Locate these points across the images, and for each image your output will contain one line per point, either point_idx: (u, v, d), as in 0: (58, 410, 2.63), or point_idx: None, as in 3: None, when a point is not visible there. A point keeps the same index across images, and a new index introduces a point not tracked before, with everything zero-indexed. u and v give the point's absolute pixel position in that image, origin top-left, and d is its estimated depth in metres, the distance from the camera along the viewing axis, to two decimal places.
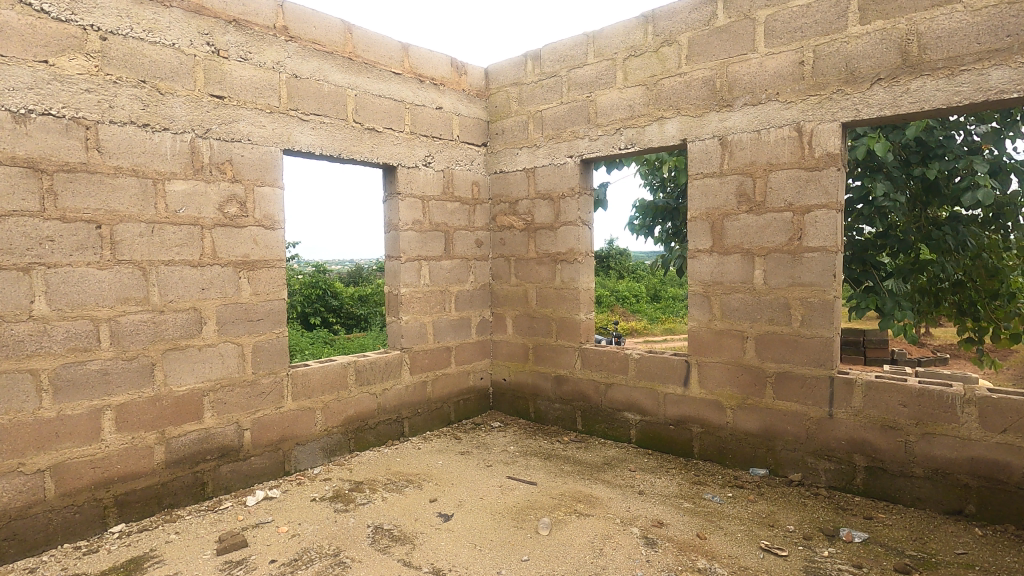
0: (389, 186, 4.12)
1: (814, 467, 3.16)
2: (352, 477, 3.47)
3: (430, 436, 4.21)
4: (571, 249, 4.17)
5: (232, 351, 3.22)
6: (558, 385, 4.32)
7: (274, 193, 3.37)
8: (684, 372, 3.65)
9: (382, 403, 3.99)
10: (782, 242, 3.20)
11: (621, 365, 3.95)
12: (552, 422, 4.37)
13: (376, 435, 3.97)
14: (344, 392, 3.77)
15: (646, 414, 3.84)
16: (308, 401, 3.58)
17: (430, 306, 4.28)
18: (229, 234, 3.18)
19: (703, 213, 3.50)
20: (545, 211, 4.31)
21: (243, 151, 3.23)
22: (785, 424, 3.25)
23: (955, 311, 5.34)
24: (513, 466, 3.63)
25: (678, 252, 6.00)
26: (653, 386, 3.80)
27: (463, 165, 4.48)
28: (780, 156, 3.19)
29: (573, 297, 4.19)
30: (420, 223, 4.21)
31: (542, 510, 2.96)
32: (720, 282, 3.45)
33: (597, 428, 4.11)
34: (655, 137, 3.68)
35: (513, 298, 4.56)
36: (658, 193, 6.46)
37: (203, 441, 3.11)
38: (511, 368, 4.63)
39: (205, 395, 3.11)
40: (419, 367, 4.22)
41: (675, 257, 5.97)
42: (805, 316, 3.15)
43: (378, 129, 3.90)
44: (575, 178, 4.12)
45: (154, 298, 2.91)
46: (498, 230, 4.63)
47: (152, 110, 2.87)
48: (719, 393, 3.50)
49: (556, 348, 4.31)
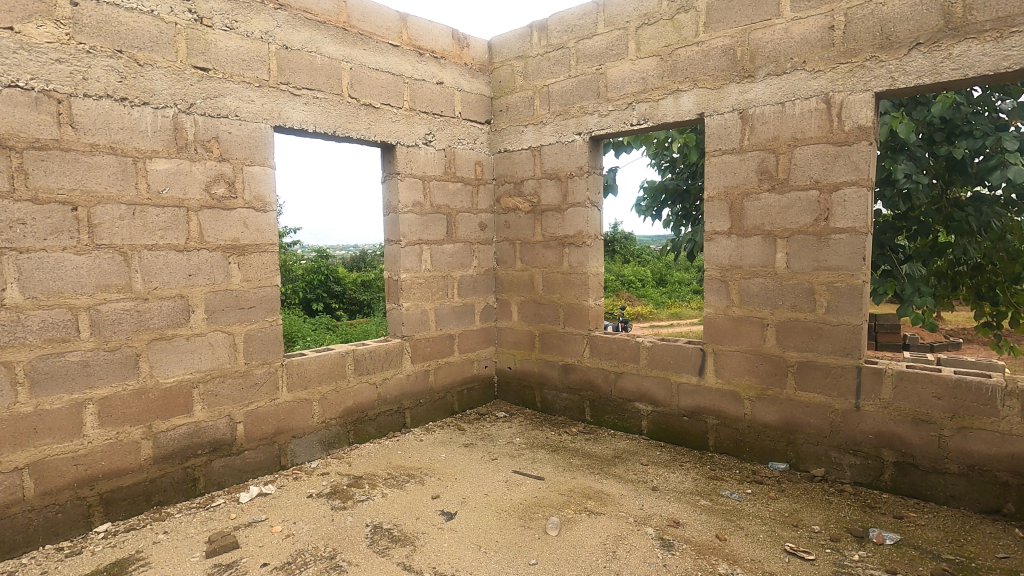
0: (388, 166, 3.91)
1: (838, 462, 2.98)
2: (351, 471, 3.32)
3: (433, 427, 4.05)
4: (579, 232, 3.97)
5: (222, 341, 3.05)
6: (565, 374, 4.15)
7: (264, 173, 3.17)
8: (699, 361, 3.47)
9: (382, 394, 3.83)
10: (807, 223, 2.98)
11: (631, 354, 3.77)
12: (560, 412, 4.21)
13: (376, 427, 3.81)
14: (342, 382, 3.61)
15: (658, 405, 3.67)
16: (304, 392, 3.42)
17: (431, 292, 4.09)
18: (216, 217, 2.99)
19: (721, 193, 3.28)
20: (552, 191, 4.10)
21: (230, 128, 3.02)
22: (807, 416, 3.07)
23: (973, 295, 5.14)
24: (519, 459, 3.47)
25: (688, 235, 5.79)
26: (666, 375, 3.62)
27: (465, 143, 4.27)
28: (806, 129, 2.96)
29: (581, 283, 3.99)
30: (421, 205, 4.01)
31: (550, 508, 2.80)
32: (739, 266, 3.25)
33: (606, 419, 3.94)
34: (669, 111, 3.46)
35: (518, 284, 4.37)
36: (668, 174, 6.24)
37: (193, 435, 2.95)
38: (516, 356, 4.46)
39: (195, 387, 2.95)
40: (421, 355, 4.05)
41: (685, 240, 5.78)
42: (830, 301, 2.94)
43: (375, 104, 3.68)
44: (584, 156, 3.90)
45: (137, 285, 2.73)
46: (503, 213, 4.43)
47: (129, 83, 2.67)
48: (736, 383, 3.32)
49: (564, 336, 4.13)
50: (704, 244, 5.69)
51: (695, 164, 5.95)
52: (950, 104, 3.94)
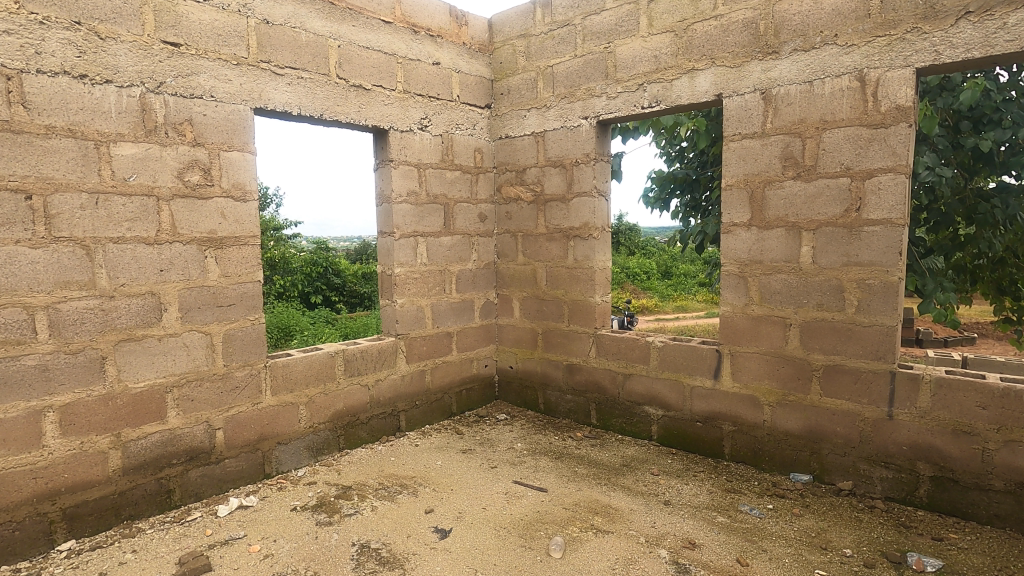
0: (381, 152, 3.65)
1: (868, 475, 2.74)
2: (340, 480, 3.10)
3: (429, 431, 3.82)
4: (586, 223, 3.71)
5: (199, 341, 2.81)
6: (570, 375, 3.91)
7: (244, 159, 2.92)
8: (714, 362, 3.22)
9: (375, 396, 3.60)
10: (836, 214, 2.72)
11: (641, 354, 3.52)
12: (564, 414, 3.97)
13: (369, 431, 3.58)
14: (331, 384, 3.37)
15: (669, 409, 3.43)
16: (289, 396, 3.18)
17: (428, 287, 3.85)
18: (190, 207, 2.74)
19: (741, 181, 3.01)
20: (556, 180, 3.84)
21: (205, 110, 2.77)
22: (833, 424, 2.82)
23: (993, 288, 4.89)
24: (520, 468, 3.24)
25: (698, 227, 5.52)
26: (679, 378, 3.37)
27: (464, 129, 4.01)
28: (837, 110, 2.68)
29: (588, 278, 3.74)
30: (416, 195, 3.75)
31: (554, 526, 2.56)
32: (760, 261, 2.99)
33: (613, 423, 3.71)
34: (683, 92, 3.19)
35: (520, 278, 4.12)
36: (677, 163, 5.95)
37: (167, 444, 2.73)
38: (518, 355, 4.22)
39: (168, 391, 2.72)
40: (417, 355, 3.82)
41: (695, 232, 5.51)
42: (862, 300, 2.69)
43: (365, 86, 3.42)
44: (591, 142, 3.63)
45: (102, 282, 2.49)
46: (504, 203, 4.17)
47: (89, 58, 2.42)
48: (755, 387, 3.07)
49: (568, 334, 3.89)
50: (715, 236, 5.42)
51: (706, 153, 5.67)
52: (980, 91, 3.64)
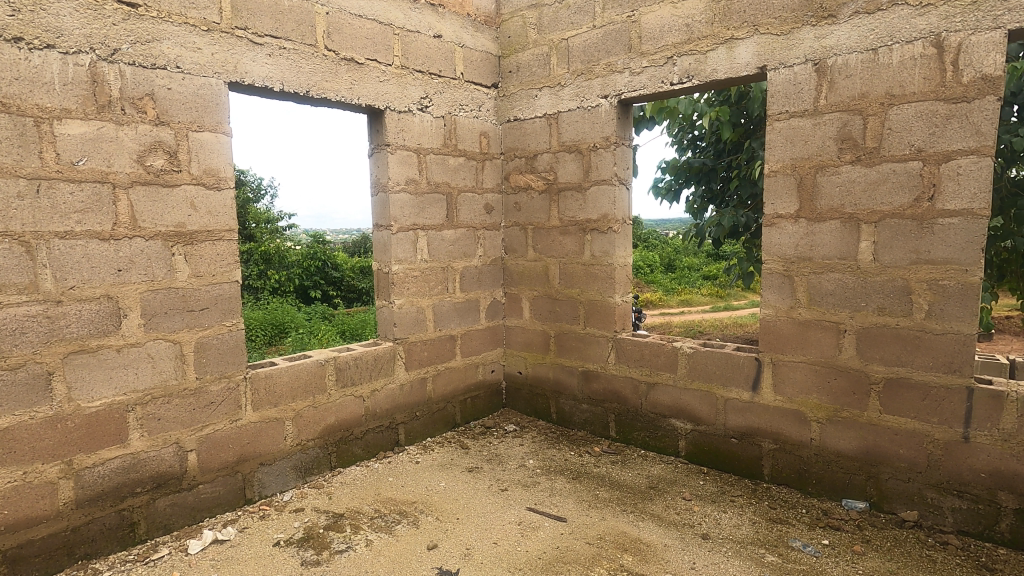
0: (376, 136, 3.26)
1: (937, 504, 2.39)
2: (331, 506, 2.74)
3: (431, 445, 3.46)
4: (605, 215, 3.34)
5: (166, 352, 2.44)
6: (586, 383, 3.55)
7: (217, 141, 2.53)
8: (752, 373, 2.86)
9: (371, 408, 3.24)
10: (903, 204, 2.35)
11: (667, 361, 3.16)
12: (579, 426, 3.62)
13: (364, 447, 3.22)
14: (321, 396, 3.00)
15: (700, 423, 3.07)
16: (273, 410, 2.82)
17: (429, 286, 3.48)
18: (153, 196, 2.36)
19: (788, 166, 2.63)
20: (572, 167, 3.46)
21: (169, 83, 2.38)
22: (895, 446, 2.47)
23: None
24: (533, 490, 2.88)
25: (714, 220, 5.15)
26: (710, 389, 3.01)
27: (468, 110, 3.61)
28: (907, 83, 2.30)
29: (607, 276, 3.37)
30: (415, 183, 3.37)
31: (578, 567, 2.21)
32: (809, 258, 2.61)
33: (635, 437, 3.35)
34: (720, 65, 2.80)
35: (530, 276, 3.74)
36: (690, 150, 5.55)
37: (130, 470, 2.36)
38: (528, 360, 3.85)
39: (130, 410, 2.35)
40: (416, 362, 3.45)
41: (710, 225, 5.15)
42: (933, 304, 2.32)
43: (358, 59, 3.02)
44: (611, 124, 3.25)
45: (46, 284, 2.12)
46: (513, 193, 3.79)
47: (26, 18, 2.03)
48: (801, 401, 2.71)
49: (584, 337, 3.52)
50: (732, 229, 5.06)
51: (722, 140, 5.26)
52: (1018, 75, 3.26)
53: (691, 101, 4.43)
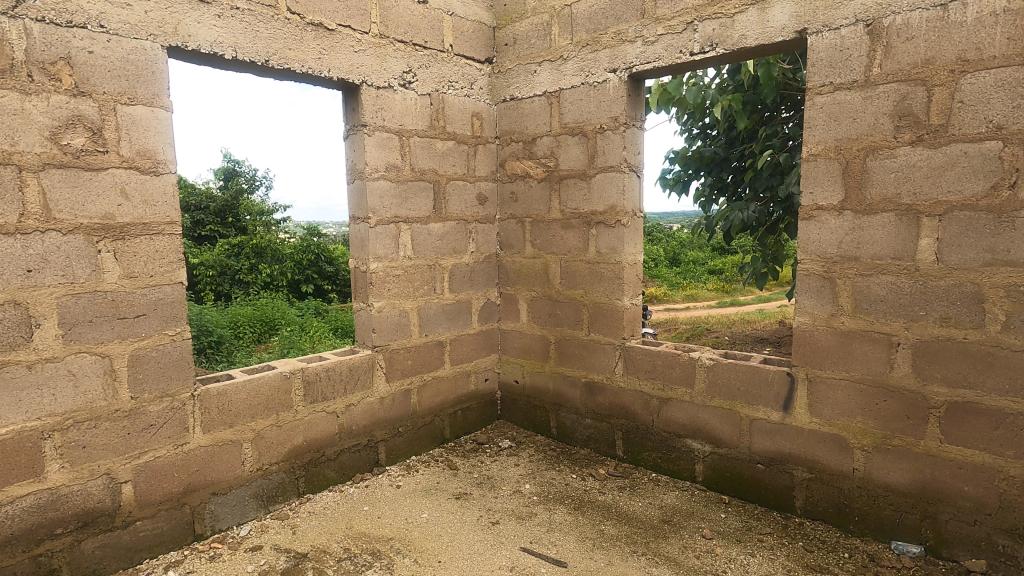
0: (352, 115, 2.86)
1: (1010, 553, 2.00)
2: (294, 543, 2.36)
3: (415, 465, 3.08)
4: (613, 206, 2.93)
5: (92, 367, 2.05)
6: (590, 396, 3.16)
7: (153, 116, 2.13)
8: (784, 390, 2.46)
9: (346, 425, 2.86)
10: (976, 194, 1.94)
11: (684, 374, 2.77)
12: (581, 443, 3.23)
13: (338, 469, 2.84)
14: (286, 413, 2.62)
15: (720, 446, 2.68)
16: (228, 432, 2.43)
17: (413, 286, 3.08)
18: (72, 182, 1.97)
19: (831, 148, 2.22)
20: (575, 151, 3.05)
21: (91, 45, 1.98)
22: (958, 482, 2.08)
23: None
24: (529, 524, 2.50)
25: (725, 214, 4.75)
26: (734, 408, 2.62)
27: (459, 88, 3.20)
28: (984, 45, 1.89)
29: (614, 276, 2.97)
30: (397, 169, 2.97)
31: None
32: (855, 258, 2.21)
33: (645, 458, 2.97)
34: (750, 30, 2.39)
35: (528, 275, 3.35)
36: (700, 139, 5.12)
37: (48, 508, 1.99)
38: (525, 368, 3.46)
39: (47, 437, 1.98)
40: (399, 372, 3.06)
41: (721, 220, 4.75)
42: (1012, 315, 1.93)
43: (328, 25, 2.62)
44: (621, 101, 2.84)
45: None
46: (509, 181, 3.38)
47: None
48: (842, 425, 2.31)
49: (588, 344, 3.13)
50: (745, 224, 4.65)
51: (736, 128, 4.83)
52: None
53: (701, 86, 3.99)
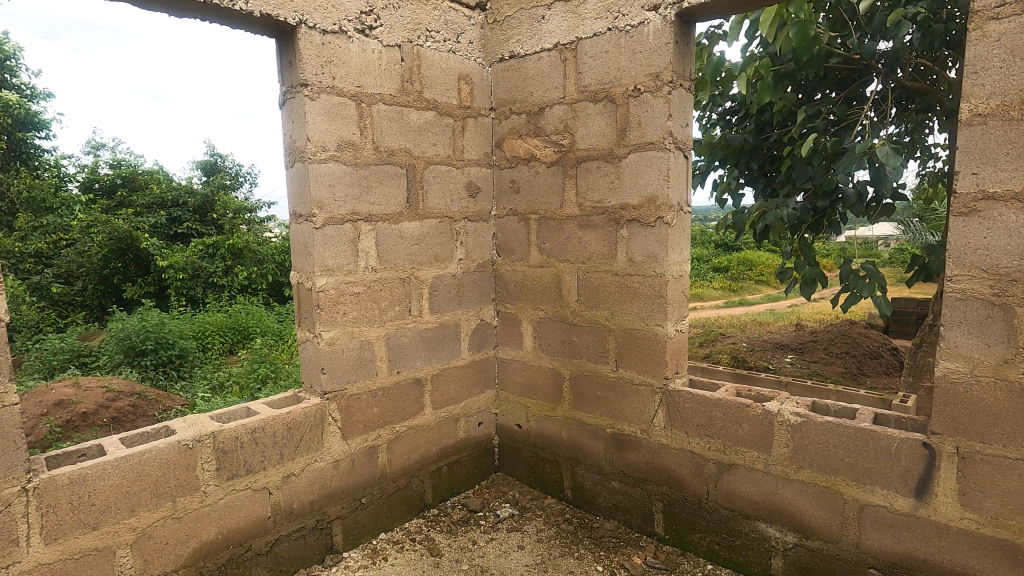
0: (287, 72, 2.04)
1: None
2: None
3: (385, 549, 2.27)
4: (653, 197, 2.12)
5: None
6: (618, 452, 2.36)
7: None
8: (916, 469, 1.67)
9: (284, 504, 2.06)
10: None
11: (754, 434, 1.97)
12: (606, 513, 2.44)
13: (272, 565, 2.04)
14: (191, 498, 1.82)
15: (810, 537, 1.89)
16: (91, 538, 1.63)
17: (379, 308, 2.28)
18: None
19: (1015, 103, 1.42)
20: (597, 123, 2.25)
21: None
22: None
23: None
24: None
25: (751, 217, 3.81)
26: (832, 486, 1.83)
27: (441, 39, 2.39)
28: None
29: (653, 294, 2.17)
30: (355, 147, 2.15)
31: None
32: None
33: (695, 541, 2.17)
34: None
35: (534, 289, 2.54)
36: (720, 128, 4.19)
37: None
38: (530, 410, 2.66)
39: None
40: (360, 424, 2.26)
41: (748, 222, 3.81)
42: None
43: None
44: (665, 51, 2.04)
45: None
46: (508, 166, 2.57)
47: None
48: (1017, 528, 1.53)
49: (616, 384, 2.32)
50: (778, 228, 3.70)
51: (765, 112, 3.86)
52: None
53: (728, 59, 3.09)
